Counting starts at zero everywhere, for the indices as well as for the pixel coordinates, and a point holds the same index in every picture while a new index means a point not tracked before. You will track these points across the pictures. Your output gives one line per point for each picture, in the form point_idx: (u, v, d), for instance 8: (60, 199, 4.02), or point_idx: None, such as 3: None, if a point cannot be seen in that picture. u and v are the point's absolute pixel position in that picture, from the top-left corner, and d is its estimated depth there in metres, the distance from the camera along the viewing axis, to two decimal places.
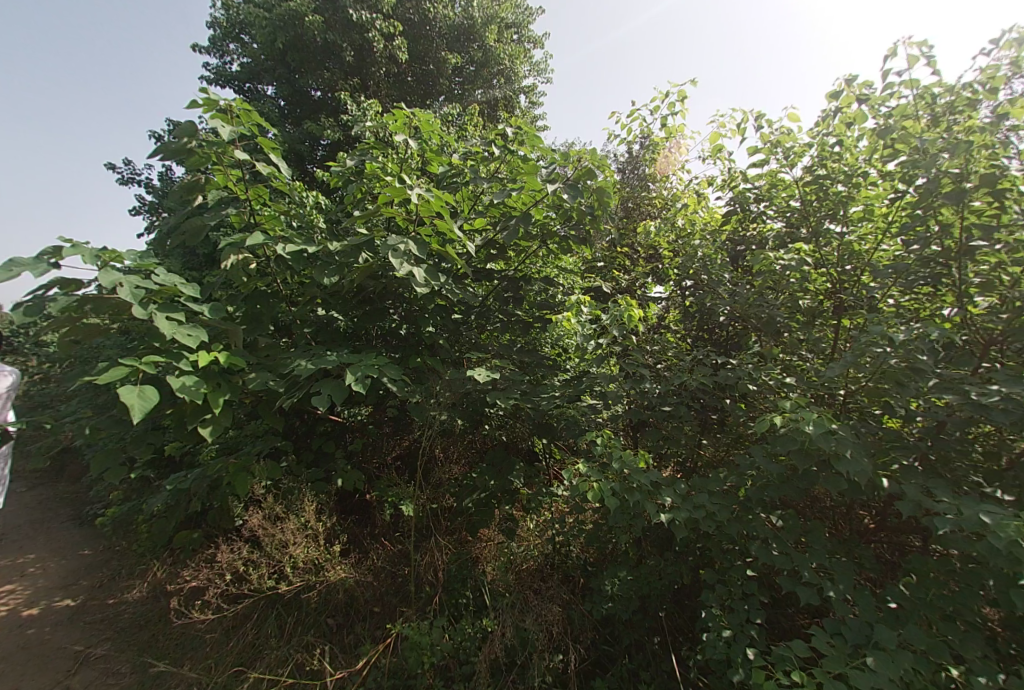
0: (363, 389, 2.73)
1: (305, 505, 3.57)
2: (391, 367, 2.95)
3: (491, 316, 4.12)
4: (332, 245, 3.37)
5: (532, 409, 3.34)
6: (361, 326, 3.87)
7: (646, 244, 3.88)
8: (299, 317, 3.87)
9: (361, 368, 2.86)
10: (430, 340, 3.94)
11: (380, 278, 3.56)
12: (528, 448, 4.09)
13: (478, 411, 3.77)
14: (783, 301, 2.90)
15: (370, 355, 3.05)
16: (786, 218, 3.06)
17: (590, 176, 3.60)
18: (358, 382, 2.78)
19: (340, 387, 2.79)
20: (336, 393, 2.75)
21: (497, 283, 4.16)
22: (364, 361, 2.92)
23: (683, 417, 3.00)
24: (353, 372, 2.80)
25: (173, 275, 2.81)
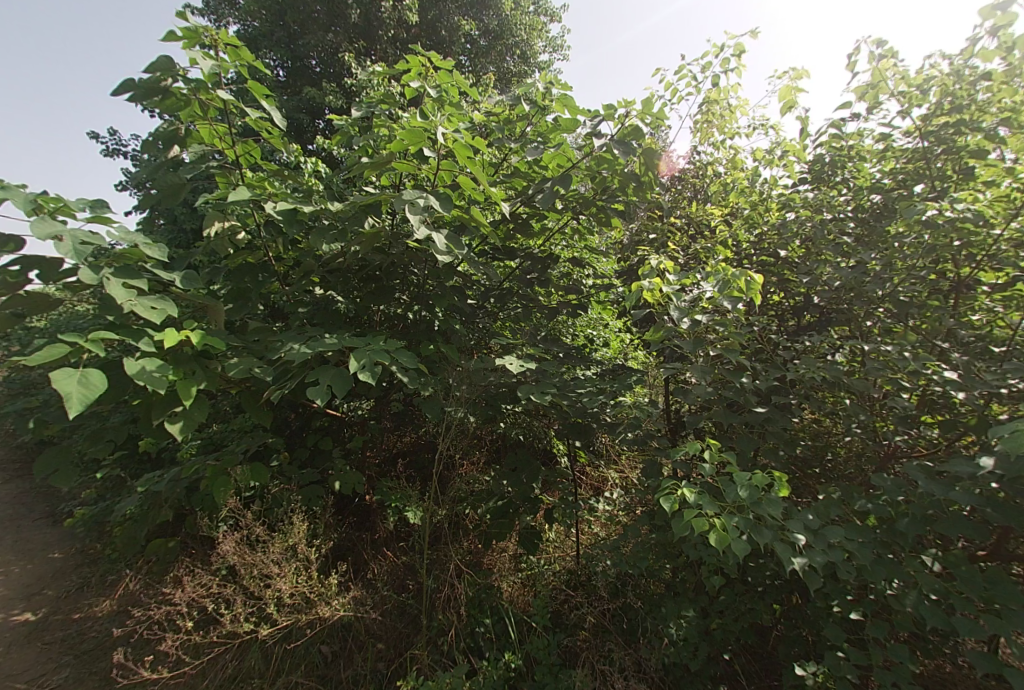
0: (372, 380, 2.17)
1: (296, 527, 3.06)
2: (406, 354, 2.42)
3: (512, 298, 3.63)
4: (332, 207, 2.81)
5: (568, 407, 2.96)
6: (365, 307, 3.33)
7: (692, 220, 3.42)
8: (293, 298, 3.37)
9: (369, 354, 2.29)
10: (444, 325, 3.42)
11: (389, 252, 3.05)
12: (545, 449, 3.77)
13: (497, 408, 3.29)
14: (891, 286, 2.46)
15: (380, 340, 2.52)
16: (877, 190, 2.62)
17: (637, 135, 3.08)
18: (365, 369, 2.23)
19: (345, 375, 2.24)
20: (337, 383, 2.20)
21: (518, 264, 3.67)
22: (373, 346, 2.38)
23: (752, 423, 2.52)
24: (359, 358, 2.24)
25: (134, 234, 2.30)
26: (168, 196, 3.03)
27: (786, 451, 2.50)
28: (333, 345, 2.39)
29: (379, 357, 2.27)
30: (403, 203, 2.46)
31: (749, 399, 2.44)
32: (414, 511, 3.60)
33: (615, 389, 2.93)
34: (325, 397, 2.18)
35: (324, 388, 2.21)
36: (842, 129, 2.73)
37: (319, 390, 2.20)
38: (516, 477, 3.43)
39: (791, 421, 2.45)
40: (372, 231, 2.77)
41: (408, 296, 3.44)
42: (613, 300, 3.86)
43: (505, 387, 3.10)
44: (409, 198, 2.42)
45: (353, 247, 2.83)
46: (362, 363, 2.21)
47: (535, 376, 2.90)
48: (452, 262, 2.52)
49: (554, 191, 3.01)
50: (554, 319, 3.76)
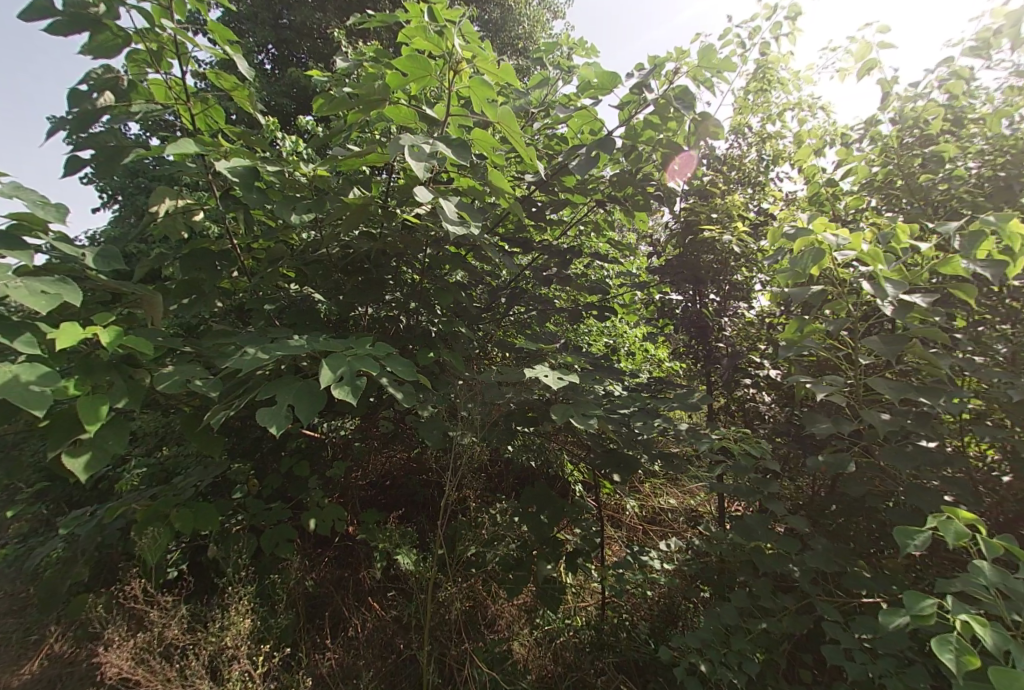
0: (353, 399, 1.45)
1: (235, 621, 2.36)
2: (401, 362, 1.76)
3: (524, 298, 3.03)
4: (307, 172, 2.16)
5: (607, 431, 2.34)
6: (348, 305, 2.68)
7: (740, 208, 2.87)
8: (261, 293, 2.75)
9: (350, 363, 1.58)
10: (446, 329, 2.82)
11: (381, 236, 2.44)
12: (558, 478, 3.41)
13: (512, 431, 2.67)
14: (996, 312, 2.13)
15: (365, 341, 1.86)
16: (989, 170, 2.21)
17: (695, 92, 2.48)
18: (344, 382, 1.51)
19: (317, 392, 1.55)
20: (303, 405, 1.50)
21: (532, 259, 3.10)
22: (355, 351, 1.70)
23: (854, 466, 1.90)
24: (333, 366, 1.53)
25: (28, 192, 1.70)
26: (105, 161, 2.34)
27: (931, 497, 1.80)
28: (301, 353, 1.73)
29: (362, 366, 1.55)
30: (402, 152, 1.77)
31: (881, 429, 1.78)
32: (404, 558, 2.95)
33: (664, 410, 2.32)
34: (286, 423, 1.48)
35: (287, 412, 1.52)
36: (959, 85, 2.35)
37: (278, 414, 1.51)
38: (534, 517, 2.84)
39: (936, 455, 1.78)
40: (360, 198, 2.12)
41: (401, 292, 2.82)
42: (640, 303, 3.31)
43: (525, 405, 2.50)
44: (410, 141, 1.73)
45: (337, 217, 2.16)
46: (339, 375, 1.50)
47: (565, 394, 2.30)
48: (472, 235, 1.92)
49: (593, 157, 2.38)
50: (573, 323, 3.17)
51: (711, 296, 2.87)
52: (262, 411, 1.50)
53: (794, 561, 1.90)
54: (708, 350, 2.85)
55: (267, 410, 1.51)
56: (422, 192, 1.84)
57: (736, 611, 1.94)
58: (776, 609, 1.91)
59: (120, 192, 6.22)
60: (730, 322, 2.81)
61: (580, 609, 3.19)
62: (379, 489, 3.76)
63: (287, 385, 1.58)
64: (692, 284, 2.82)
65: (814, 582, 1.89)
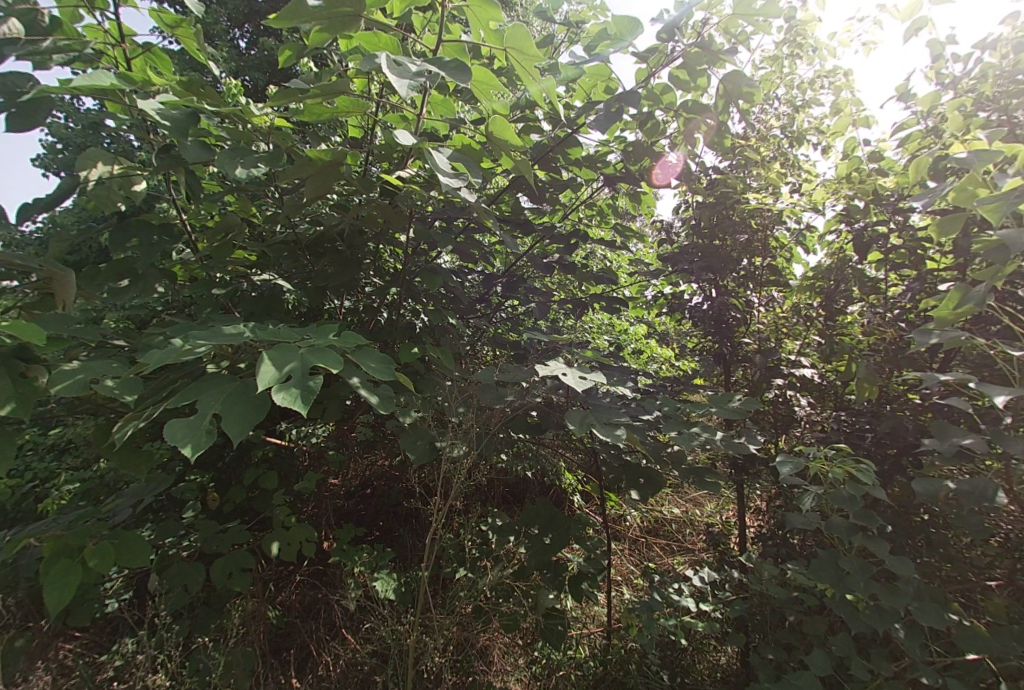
0: (301, 411, 0.99)
1: None
2: (375, 357, 1.33)
3: (522, 287, 2.67)
4: (253, 115, 1.68)
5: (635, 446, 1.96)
6: (318, 292, 2.27)
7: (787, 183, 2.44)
8: (217, 278, 2.34)
9: (295, 354, 1.11)
10: (434, 322, 2.43)
11: (358, 206, 2.04)
12: (542, 488, 3.20)
13: (511, 441, 2.28)
14: None
15: (327, 326, 1.40)
16: None
17: (732, 43, 2.08)
18: (292, 387, 1.05)
19: (256, 400, 1.11)
20: (232, 418, 1.06)
21: (532, 243, 2.72)
22: (309, 341, 1.24)
23: (981, 497, 1.51)
24: (278, 364, 1.08)
25: None
26: (18, 117, 1.87)
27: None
28: (241, 342, 1.28)
29: (318, 362, 1.10)
30: (379, 72, 1.37)
31: None
32: (379, 584, 2.73)
33: (700, 421, 1.90)
34: (207, 443, 1.05)
35: (211, 425, 1.09)
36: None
37: (196, 429, 1.07)
38: (536, 539, 2.44)
39: None
40: (322, 150, 1.64)
41: (381, 279, 2.42)
42: (648, 294, 2.96)
43: (527, 410, 2.12)
44: (390, 57, 1.33)
45: (294, 173, 1.69)
46: (284, 377, 1.04)
47: (577, 398, 1.92)
48: (471, 191, 1.52)
49: (614, 113, 1.97)
50: (575, 316, 2.81)
51: (737, 287, 2.48)
52: (174, 425, 1.06)
53: (894, 618, 1.53)
54: (731, 348, 2.48)
55: (181, 422, 1.08)
56: (405, 133, 1.45)
57: (813, 676, 1.58)
58: (867, 677, 1.55)
59: (69, 170, 5.66)
60: (759, 315, 2.46)
61: (584, 639, 2.80)
62: (355, 502, 3.36)
63: (214, 388, 1.13)
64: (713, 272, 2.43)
65: (917, 643, 1.55)
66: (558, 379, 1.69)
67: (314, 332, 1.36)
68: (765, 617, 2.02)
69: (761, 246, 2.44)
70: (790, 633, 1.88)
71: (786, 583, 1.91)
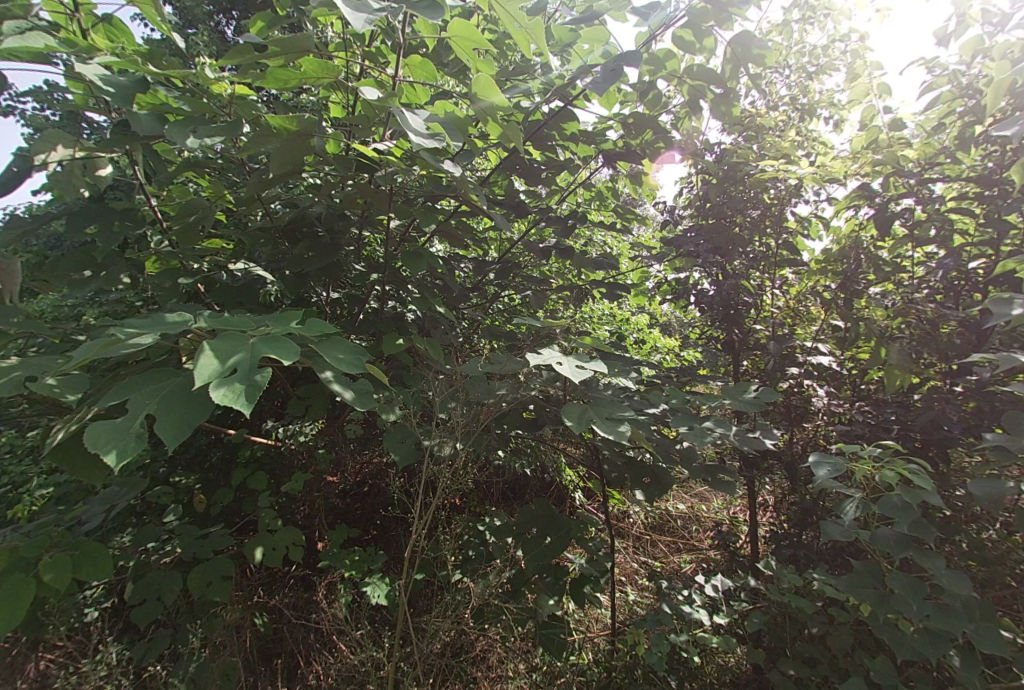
0: (244, 410, 0.84)
1: None
2: (344, 347, 1.17)
3: (517, 274, 2.51)
4: (209, 81, 1.51)
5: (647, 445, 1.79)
6: (297, 280, 2.11)
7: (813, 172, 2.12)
8: (189, 268, 2.18)
9: (241, 343, 0.96)
10: (423, 312, 2.27)
11: (336, 185, 1.87)
12: (540, 484, 3.08)
13: (507, 437, 2.13)
14: None
15: (290, 312, 1.24)
16: None
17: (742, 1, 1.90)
18: (236, 383, 0.90)
19: (198, 398, 0.96)
20: (167, 420, 0.92)
21: (527, 228, 2.56)
22: (264, 327, 1.08)
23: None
24: (221, 357, 0.92)
25: None
26: None
27: None
28: (186, 329, 1.12)
29: (269, 353, 0.94)
30: None
31: None
32: (371, 589, 2.59)
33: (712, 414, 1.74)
34: (135, 450, 0.90)
35: (143, 429, 0.94)
36: None
37: (125, 434, 0.93)
38: (534, 542, 2.28)
39: None
40: (286, 114, 1.45)
41: (366, 266, 2.26)
42: (651, 281, 2.81)
43: (523, 405, 1.96)
44: None
45: (250, 144, 1.49)
46: (226, 372, 0.89)
47: (576, 392, 1.77)
48: (450, 147, 1.34)
49: (615, 72, 1.72)
50: (573, 304, 2.65)
51: (747, 270, 2.32)
52: (99, 430, 0.92)
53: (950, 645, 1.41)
54: (741, 336, 2.32)
55: (107, 426, 0.93)
56: (372, 91, 1.39)
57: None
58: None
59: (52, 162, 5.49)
60: (770, 300, 2.30)
61: (587, 643, 2.66)
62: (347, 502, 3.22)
63: (150, 385, 0.98)
64: (722, 254, 2.27)
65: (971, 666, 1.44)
66: (554, 370, 1.52)
67: (274, 319, 1.20)
68: (786, 629, 1.87)
69: (772, 226, 2.28)
70: (812, 646, 1.74)
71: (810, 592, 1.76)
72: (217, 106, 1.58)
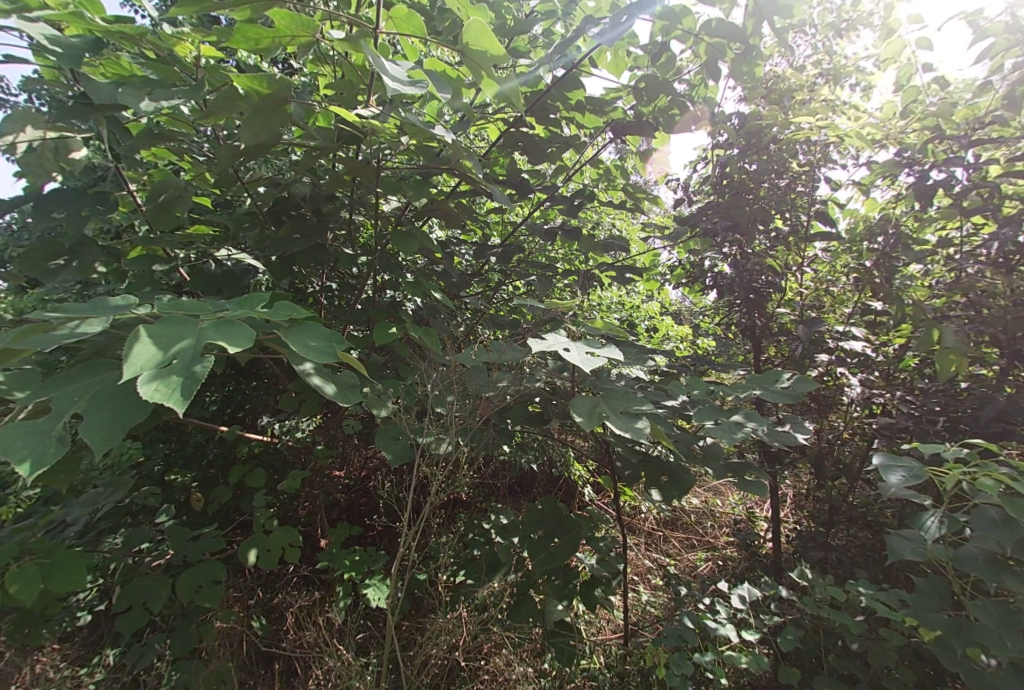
0: (174, 407, 0.72)
1: None
2: (313, 331, 1.05)
3: (520, 258, 2.34)
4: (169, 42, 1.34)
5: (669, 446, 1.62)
6: (284, 267, 1.97)
7: (854, 128, 1.94)
8: (173, 256, 2.05)
9: (184, 328, 0.84)
10: (422, 300, 2.12)
11: (322, 162, 1.71)
12: (548, 479, 2.95)
13: (511, 432, 1.98)
14: None
15: (256, 294, 1.10)
16: None
17: None
18: (174, 374, 0.79)
19: (132, 398, 0.89)
20: (93, 423, 0.85)
21: (531, 209, 2.39)
22: (219, 311, 0.96)
23: None
24: (161, 343, 0.81)
25: None
26: None
27: None
28: (123, 315, 1.04)
29: (218, 339, 0.82)
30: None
31: None
32: (372, 591, 2.46)
33: (737, 406, 1.59)
34: (54, 456, 0.84)
35: (65, 432, 0.88)
36: None
37: (44, 437, 0.86)
38: (542, 544, 2.11)
39: None
40: (253, 74, 1.28)
41: (358, 252, 2.11)
42: (664, 265, 2.63)
43: (527, 397, 1.80)
44: None
45: (215, 107, 1.33)
46: (163, 361, 0.78)
47: (585, 383, 1.61)
48: (426, 96, 1.17)
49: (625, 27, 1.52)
50: (581, 290, 2.49)
51: (770, 250, 2.14)
52: (14, 432, 0.85)
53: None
54: (763, 321, 2.16)
55: (25, 427, 0.87)
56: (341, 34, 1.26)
57: None
58: None
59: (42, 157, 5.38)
60: (794, 283, 2.13)
61: (598, 647, 2.51)
62: (347, 499, 3.09)
63: (78, 384, 0.92)
64: (742, 233, 2.11)
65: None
66: (564, 355, 1.35)
67: (237, 302, 1.07)
68: (820, 641, 1.72)
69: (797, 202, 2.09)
70: (851, 661, 1.59)
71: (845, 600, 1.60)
72: (181, 70, 1.42)
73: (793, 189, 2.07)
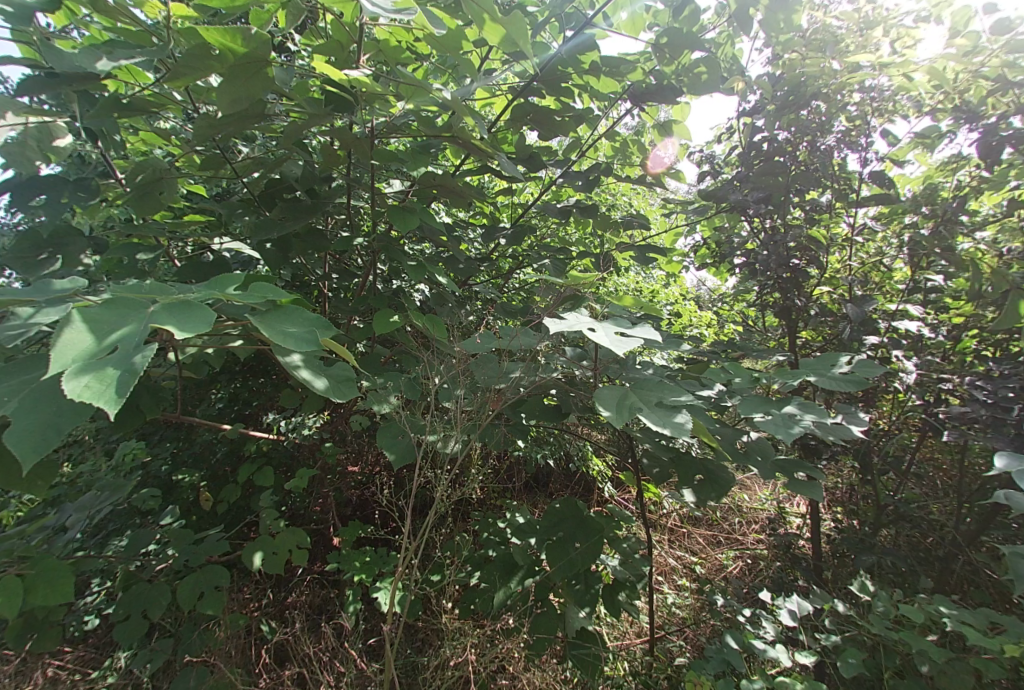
0: (103, 407, 0.68)
1: None
2: (287, 316, 0.95)
3: (532, 240, 2.19)
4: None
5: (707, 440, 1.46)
6: (281, 254, 1.83)
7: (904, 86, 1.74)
8: (164, 246, 1.92)
9: (124, 314, 0.79)
10: (428, 287, 1.98)
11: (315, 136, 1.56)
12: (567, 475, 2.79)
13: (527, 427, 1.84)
14: None
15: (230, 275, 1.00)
16: None
17: None
18: (112, 365, 0.74)
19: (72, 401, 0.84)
20: (21, 426, 0.79)
21: (543, 188, 2.23)
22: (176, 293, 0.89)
23: None
24: (100, 332, 0.76)
25: None
26: None
27: None
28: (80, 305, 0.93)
29: (162, 326, 0.77)
30: None
31: None
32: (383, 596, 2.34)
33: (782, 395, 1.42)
34: None
35: None
36: None
37: None
38: (563, 548, 1.96)
39: None
40: (221, 26, 1.12)
41: (359, 237, 1.97)
42: (686, 246, 2.45)
43: (543, 390, 1.65)
44: None
45: (183, 68, 1.18)
46: (99, 352, 0.73)
47: (609, 373, 1.45)
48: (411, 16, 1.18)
49: None
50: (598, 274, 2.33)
51: (808, 225, 1.95)
52: None
53: None
54: (801, 301, 1.97)
55: None
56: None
57: None
58: None
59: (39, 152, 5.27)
60: (833, 260, 1.94)
61: (623, 652, 2.36)
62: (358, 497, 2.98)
63: (15, 381, 0.85)
64: (776, 206, 1.93)
65: None
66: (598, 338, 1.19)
67: (208, 284, 0.97)
68: (877, 656, 1.56)
69: (836, 172, 1.90)
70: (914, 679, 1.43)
71: (914, 616, 1.44)
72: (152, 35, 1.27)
73: (833, 156, 1.88)
